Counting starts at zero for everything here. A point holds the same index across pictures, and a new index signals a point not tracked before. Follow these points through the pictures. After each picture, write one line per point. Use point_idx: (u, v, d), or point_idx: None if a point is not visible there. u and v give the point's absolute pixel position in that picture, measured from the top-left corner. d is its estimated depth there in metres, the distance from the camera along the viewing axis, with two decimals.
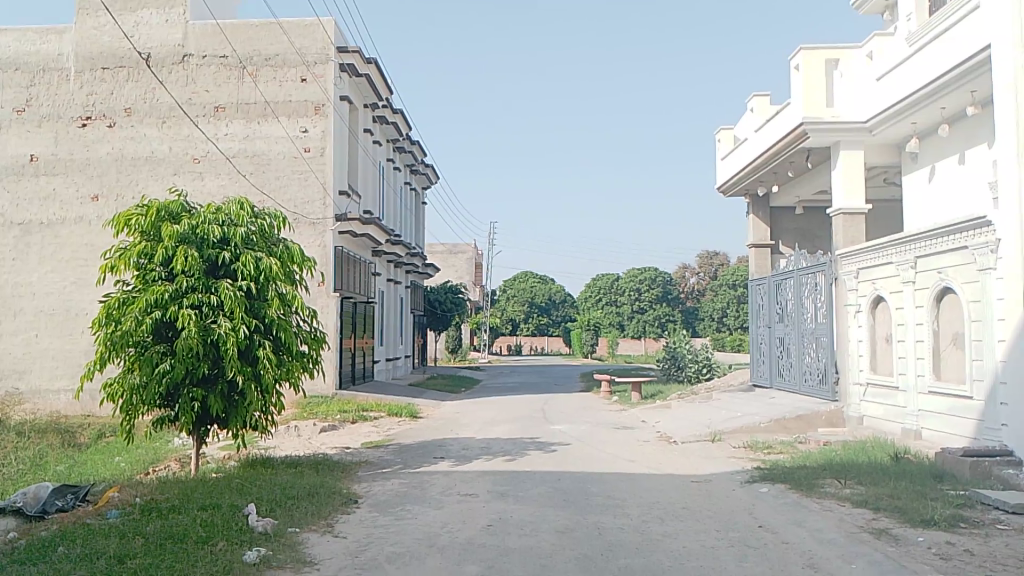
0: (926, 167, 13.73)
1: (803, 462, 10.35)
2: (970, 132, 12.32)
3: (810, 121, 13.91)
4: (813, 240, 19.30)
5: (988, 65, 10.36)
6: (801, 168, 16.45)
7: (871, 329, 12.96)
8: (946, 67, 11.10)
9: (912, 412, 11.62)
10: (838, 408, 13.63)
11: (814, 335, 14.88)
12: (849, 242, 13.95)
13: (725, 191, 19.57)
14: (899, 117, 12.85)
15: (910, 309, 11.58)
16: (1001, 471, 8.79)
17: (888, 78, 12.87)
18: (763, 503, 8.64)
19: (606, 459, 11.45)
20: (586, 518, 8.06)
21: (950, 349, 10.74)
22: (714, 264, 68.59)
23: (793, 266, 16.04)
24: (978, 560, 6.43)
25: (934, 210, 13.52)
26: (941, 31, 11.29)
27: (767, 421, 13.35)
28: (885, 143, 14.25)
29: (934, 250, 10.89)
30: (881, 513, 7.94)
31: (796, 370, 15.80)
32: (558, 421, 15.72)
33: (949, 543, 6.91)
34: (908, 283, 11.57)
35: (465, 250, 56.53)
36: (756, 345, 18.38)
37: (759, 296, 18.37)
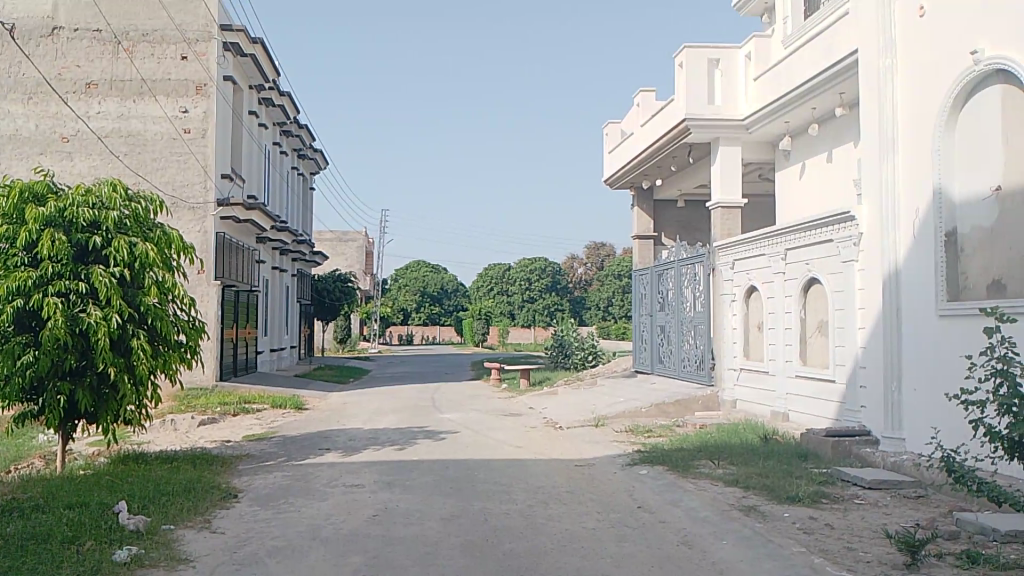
0: (797, 163, 14.49)
1: (680, 444, 10.79)
2: (838, 131, 13.08)
3: (693, 117, 14.38)
4: (693, 231, 20.09)
5: (855, 68, 11.03)
6: (683, 163, 17.05)
7: (745, 318, 13.63)
8: (818, 70, 11.76)
9: (780, 395, 12.32)
10: (713, 392, 14.27)
11: (693, 323, 15.50)
12: (727, 234, 14.61)
13: (611, 183, 20.04)
14: (774, 115, 13.52)
15: (780, 298, 12.25)
16: (859, 449, 9.44)
17: (766, 78, 13.51)
18: (642, 484, 8.98)
19: (493, 446, 11.56)
20: (472, 505, 8.13)
21: (815, 336, 11.44)
22: (601, 255, 69.52)
23: (674, 257, 16.65)
24: (837, 533, 6.90)
25: (804, 205, 14.31)
26: (815, 35, 11.92)
27: (648, 406, 13.86)
28: (760, 140, 14.96)
29: (802, 243, 11.56)
30: (751, 491, 8.40)
31: (675, 356, 16.43)
32: (447, 410, 15.74)
33: (811, 517, 7.38)
34: (779, 274, 12.25)
35: (355, 238, 55.51)
36: (639, 333, 18.97)
37: (642, 285, 18.95)
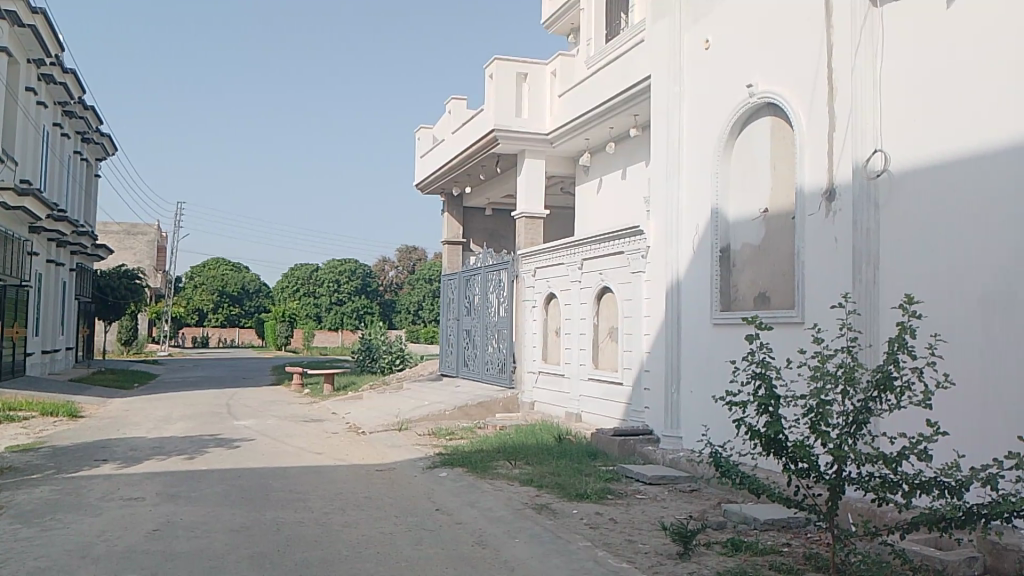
0: (596, 178, 15.33)
1: (479, 446, 11.04)
2: (632, 151, 14.00)
3: (501, 129, 14.80)
4: (499, 239, 20.65)
5: (647, 93, 11.88)
6: (491, 172, 17.49)
7: (544, 323, 14.22)
8: (615, 93, 12.53)
9: (574, 397, 12.96)
10: (513, 395, 14.75)
11: (497, 328, 15.94)
12: (530, 243, 15.17)
13: (421, 187, 20.15)
14: (575, 132, 14.23)
15: (576, 305, 12.91)
16: (642, 447, 10.15)
17: (569, 96, 14.21)
18: (440, 486, 9.11)
19: (291, 453, 11.23)
20: (265, 514, 7.86)
21: (607, 341, 12.16)
22: (412, 259, 69.99)
23: (480, 263, 17.03)
24: (619, 527, 7.38)
25: (600, 218, 15.19)
26: (613, 59, 12.71)
27: (451, 409, 14.07)
28: (563, 155, 15.68)
29: (597, 253, 12.26)
30: (544, 490, 8.78)
31: (479, 360, 16.79)
32: (243, 417, 15.06)
33: (598, 513, 7.84)
34: (576, 282, 12.89)
35: (147, 232, 51.62)
36: (445, 337, 19.19)
37: (449, 289, 19.19)
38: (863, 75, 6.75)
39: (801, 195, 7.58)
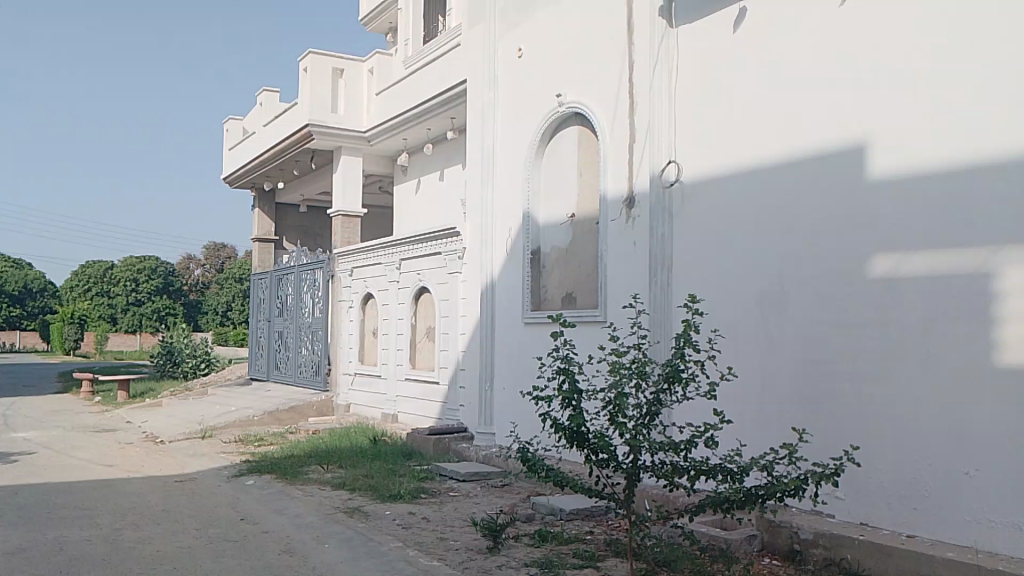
0: (413, 178, 15.32)
1: (290, 452, 10.70)
2: (449, 152, 14.14)
3: (316, 124, 14.37)
4: (314, 238, 20.12)
5: (463, 97, 12.03)
6: (305, 168, 16.99)
7: (360, 324, 14.03)
8: (432, 94, 12.59)
9: (390, 398, 12.90)
10: (327, 398, 14.43)
11: (311, 329, 15.52)
12: (346, 242, 14.89)
13: (230, 181, 19.19)
14: (393, 131, 14.14)
15: (393, 305, 12.85)
16: (457, 445, 10.30)
17: (387, 95, 14.11)
18: (247, 495, 8.74)
19: (78, 466, 10.31)
20: (45, 534, 7.16)
21: (424, 341, 12.21)
22: (220, 256, 67.61)
23: (293, 263, 16.50)
24: (431, 525, 7.44)
25: (417, 218, 15.21)
26: (431, 61, 12.77)
27: (261, 414, 13.52)
28: (380, 153, 15.54)
29: (414, 254, 12.26)
30: (356, 493, 8.67)
31: (292, 362, 16.26)
32: (20, 429, 13.61)
33: (410, 513, 7.85)
34: (393, 283, 12.83)
35: None
36: (255, 340, 18.41)
37: (260, 290, 18.43)
38: (659, 91, 7.13)
39: (603, 202, 7.88)
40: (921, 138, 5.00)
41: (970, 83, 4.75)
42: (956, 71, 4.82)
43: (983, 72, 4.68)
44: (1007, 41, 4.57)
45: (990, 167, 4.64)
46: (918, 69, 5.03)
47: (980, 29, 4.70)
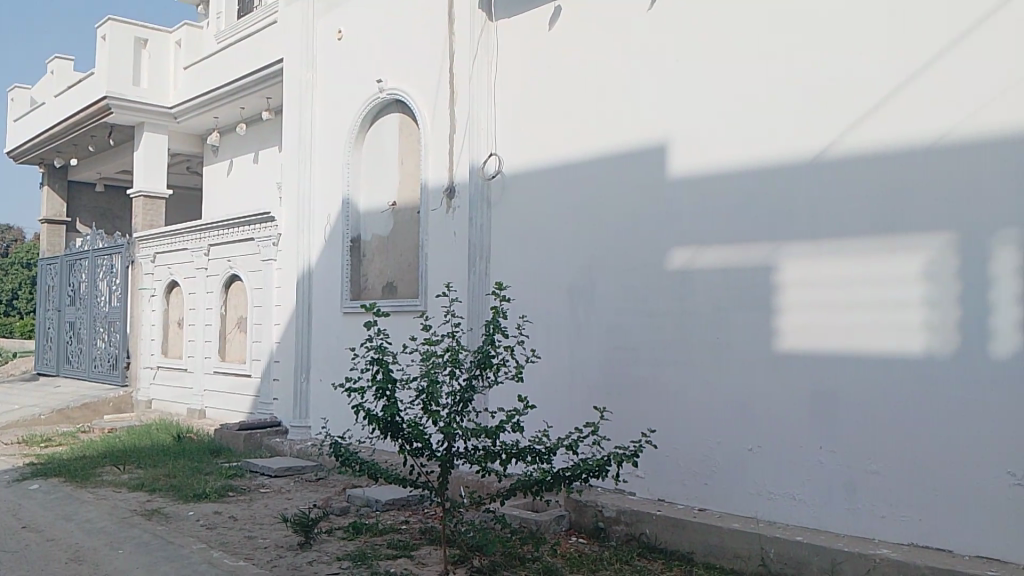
0: (225, 160, 14.50)
1: (81, 452, 9.80)
2: (264, 134, 13.51)
3: (114, 96, 13.15)
4: (113, 220, 18.56)
5: (280, 77, 11.51)
6: (102, 144, 15.60)
7: (164, 314, 13.11)
8: (246, 72, 11.95)
9: (197, 393, 12.15)
10: (126, 394, 13.38)
11: (107, 319, 14.30)
12: (148, 225, 13.83)
13: (12, 154, 17.26)
14: (202, 109, 13.29)
15: (201, 294, 12.11)
16: (269, 440, 9.88)
17: (196, 70, 13.25)
18: (28, 501, 7.90)
19: None
20: None
21: (234, 332, 11.62)
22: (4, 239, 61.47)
23: (88, 247, 15.13)
24: (239, 524, 7.09)
25: (229, 202, 14.42)
26: (245, 37, 12.13)
27: (47, 412, 12.30)
28: (189, 132, 14.57)
29: (225, 240, 11.61)
30: (156, 494, 8.08)
31: (85, 355, 14.91)
32: None
33: (216, 512, 7.44)
34: (201, 269, 12.10)
35: None
36: (42, 331, 16.71)
37: (48, 275, 16.75)
38: (478, 82, 7.15)
39: (423, 190, 7.81)
40: (715, 140, 5.37)
41: (757, 91, 5.16)
42: (745, 78, 5.23)
43: (769, 81, 5.11)
44: (788, 54, 5.02)
45: (773, 169, 5.07)
46: (712, 77, 5.41)
47: (767, 41, 5.13)
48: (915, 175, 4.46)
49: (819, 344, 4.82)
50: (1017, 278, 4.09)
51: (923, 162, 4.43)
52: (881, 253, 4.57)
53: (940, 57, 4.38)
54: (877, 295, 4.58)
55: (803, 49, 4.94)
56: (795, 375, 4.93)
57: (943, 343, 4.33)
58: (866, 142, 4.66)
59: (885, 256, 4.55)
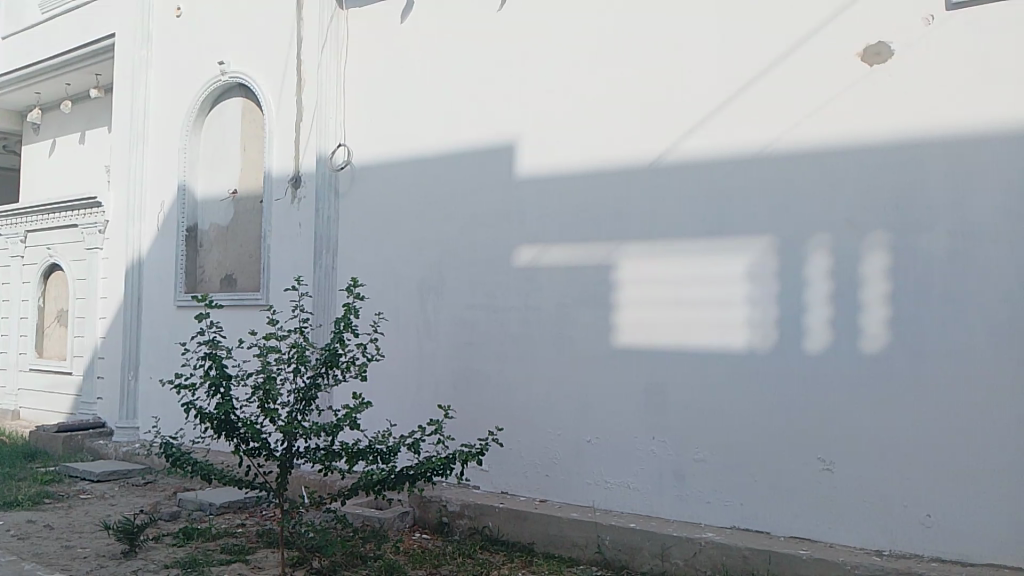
0: (47, 139, 13.33)
1: None
2: (92, 113, 12.53)
3: None
4: None
5: (111, 53, 10.72)
6: None
7: None
8: (72, 45, 11.04)
9: (9, 392, 11.10)
10: None
11: None
12: None
13: None
14: (20, 82, 12.15)
15: (16, 284, 11.07)
16: (93, 443, 9.18)
17: (14, 39, 12.09)
18: None
19: None
20: None
21: (54, 326, 10.70)
22: None
23: None
24: (55, 534, 6.53)
25: (50, 186, 13.27)
26: (72, 7, 11.20)
27: None
28: (4, 106, 13.28)
29: (44, 225, 10.68)
30: None
31: None
32: None
33: (28, 522, 6.81)
34: (16, 257, 11.07)
35: None
36: None
37: None
38: (326, 70, 6.94)
39: (267, 179, 7.49)
40: (562, 140, 5.48)
41: (602, 95, 5.33)
42: (592, 82, 5.38)
43: (613, 86, 5.28)
44: (632, 61, 5.21)
45: (616, 170, 5.24)
46: (560, 78, 5.53)
47: (613, 46, 5.30)
48: (743, 182, 4.76)
49: (656, 339, 5.05)
50: (828, 279, 4.47)
51: (750, 169, 4.74)
52: (712, 253, 4.85)
53: (767, 72, 4.70)
54: (708, 293, 4.86)
55: (646, 57, 5.15)
56: (632, 368, 5.14)
57: (765, 338, 4.67)
58: (701, 148, 4.92)
59: (716, 256, 4.84)
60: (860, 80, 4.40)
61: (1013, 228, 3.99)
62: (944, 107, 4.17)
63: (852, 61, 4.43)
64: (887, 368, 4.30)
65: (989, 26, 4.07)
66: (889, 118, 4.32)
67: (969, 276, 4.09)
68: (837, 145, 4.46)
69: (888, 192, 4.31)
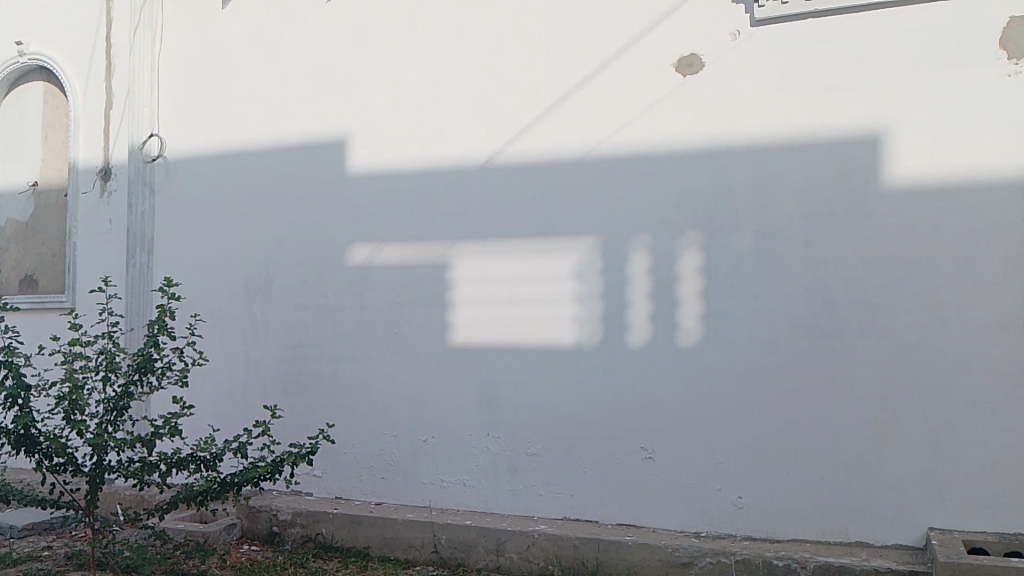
0: None
1: None
2: None
3: None
4: None
5: None
6: None
7: None
8: None
9: None
10: None
11: None
12: None
13: None
14: None
15: None
16: None
17: None
18: None
19: None
20: None
21: None
22: None
23: None
24: None
25: None
26: None
27: None
28: None
29: None
30: None
31: None
32: None
33: None
34: None
35: None
36: None
37: None
38: (139, 55, 6.45)
39: (71, 170, 6.83)
40: (393, 137, 5.41)
41: (433, 93, 5.30)
42: (422, 79, 5.34)
43: (444, 85, 5.27)
44: (462, 60, 5.23)
45: (448, 169, 5.24)
46: (390, 74, 5.44)
47: (443, 45, 5.29)
48: (570, 183, 4.91)
49: (488, 336, 5.11)
50: (648, 277, 4.70)
51: (576, 171, 4.89)
52: (541, 253, 4.97)
53: (591, 77, 4.87)
54: (538, 291, 4.97)
55: (476, 57, 5.18)
56: (466, 366, 5.17)
57: (592, 334, 4.84)
58: (530, 149, 5.02)
59: (544, 255, 4.96)
60: (675, 89, 4.65)
61: (808, 230, 4.36)
62: (749, 117, 4.49)
63: (668, 71, 4.68)
64: (702, 360, 4.58)
65: (786, 43, 4.42)
66: (701, 125, 4.60)
67: (772, 274, 4.43)
68: (655, 150, 4.69)
69: (701, 194, 4.58)
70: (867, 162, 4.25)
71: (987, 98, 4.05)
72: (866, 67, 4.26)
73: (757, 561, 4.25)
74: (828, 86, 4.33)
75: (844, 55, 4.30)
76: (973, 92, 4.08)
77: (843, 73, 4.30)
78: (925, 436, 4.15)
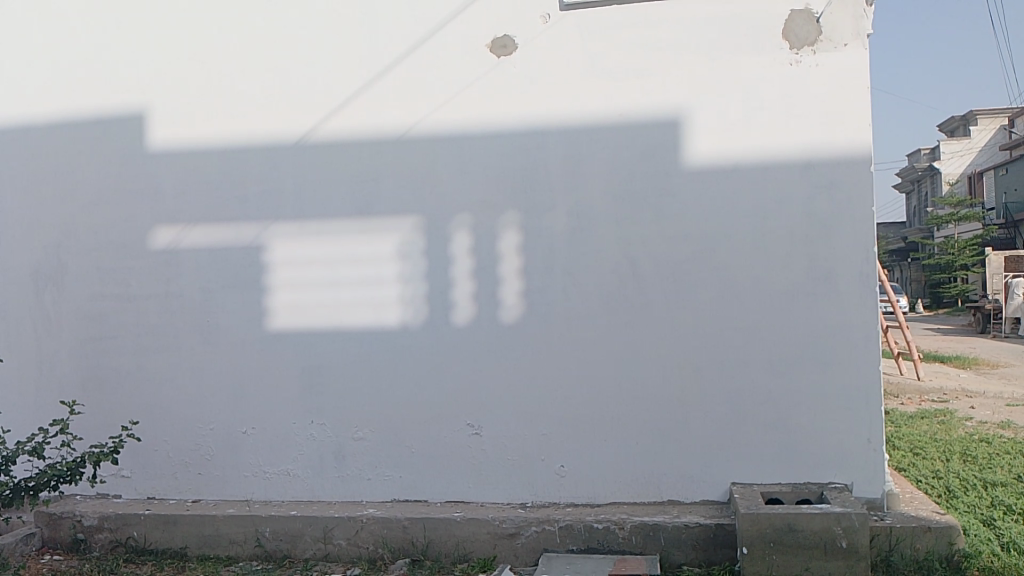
0: None
1: None
2: None
3: None
4: None
5: None
6: None
7: None
8: None
9: None
10: None
11: None
12: None
13: None
14: None
15: None
16: None
17: None
18: None
19: None
20: None
21: None
22: None
23: None
24: None
25: None
26: None
27: None
28: None
29: None
30: None
31: None
32: None
33: None
34: None
35: None
36: None
37: None
38: None
39: None
40: (199, 113, 5.10)
41: (241, 68, 5.04)
42: (229, 54, 5.07)
43: (253, 59, 5.03)
44: (271, 35, 5.01)
45: (261, 148, 5.02)
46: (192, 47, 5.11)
47: (250, 17, 5.04)
48: (388, 163, 4.85)
49: (308, 321, 4.96)
50: (469, 256, 4.74)
51: (394, 151, 4.84)
52: (362, 234, 4.89)
53: (406, 56, 4.82)
54: (360, 273, 4.88)
55: (286, 32, 4.99)
56: (286, 352, 5.00)
57: (415, 315, 4.82)
58: (346, 128, 4.91)
59: (365, 237, 4.88)
60: (489, 71, 4.71)
61: (618, 209, 4.57)
62: (560, 99, 4.63)
63: (482, 52, 4.73)
64: (522, 336, 4.69)
65: (595, 29, 4.59)
66: (515, 106, 4.68)
67: (586, 251, 4.61)
68: (472, 130, 4.73)
69: (517, 174, 4.67)
70: (669, 144, 4.51)
71: (770, 86, 4.40)
72: (665, 54, 4.50)
73: (579, 526, 4.43)
74: (632, 71, 4.54)
75: (646, 42, 4.53)
76: (758, 81, 4.42)
77: (645, 59, 4.52)
78: (725, 399, 4.48)
